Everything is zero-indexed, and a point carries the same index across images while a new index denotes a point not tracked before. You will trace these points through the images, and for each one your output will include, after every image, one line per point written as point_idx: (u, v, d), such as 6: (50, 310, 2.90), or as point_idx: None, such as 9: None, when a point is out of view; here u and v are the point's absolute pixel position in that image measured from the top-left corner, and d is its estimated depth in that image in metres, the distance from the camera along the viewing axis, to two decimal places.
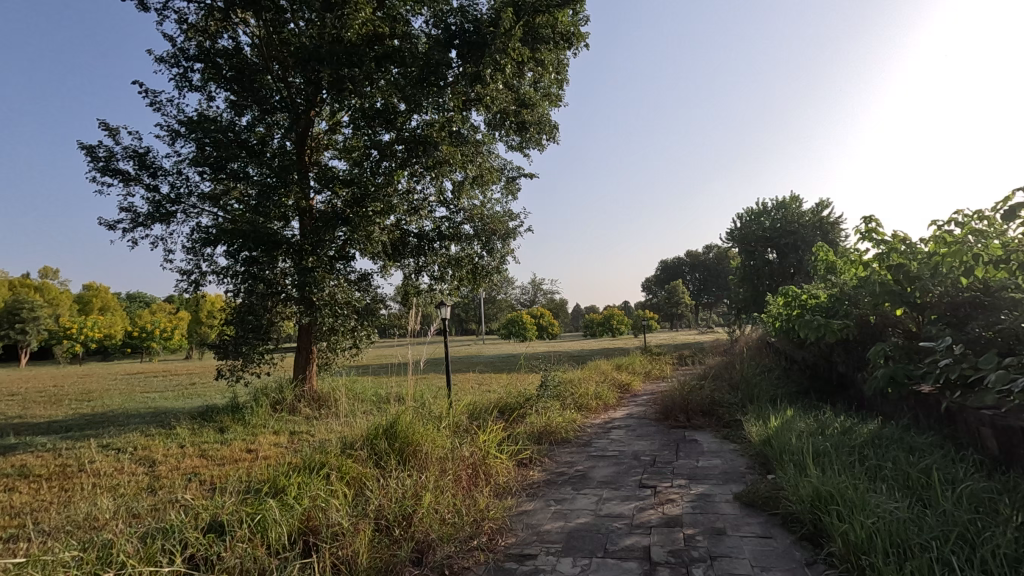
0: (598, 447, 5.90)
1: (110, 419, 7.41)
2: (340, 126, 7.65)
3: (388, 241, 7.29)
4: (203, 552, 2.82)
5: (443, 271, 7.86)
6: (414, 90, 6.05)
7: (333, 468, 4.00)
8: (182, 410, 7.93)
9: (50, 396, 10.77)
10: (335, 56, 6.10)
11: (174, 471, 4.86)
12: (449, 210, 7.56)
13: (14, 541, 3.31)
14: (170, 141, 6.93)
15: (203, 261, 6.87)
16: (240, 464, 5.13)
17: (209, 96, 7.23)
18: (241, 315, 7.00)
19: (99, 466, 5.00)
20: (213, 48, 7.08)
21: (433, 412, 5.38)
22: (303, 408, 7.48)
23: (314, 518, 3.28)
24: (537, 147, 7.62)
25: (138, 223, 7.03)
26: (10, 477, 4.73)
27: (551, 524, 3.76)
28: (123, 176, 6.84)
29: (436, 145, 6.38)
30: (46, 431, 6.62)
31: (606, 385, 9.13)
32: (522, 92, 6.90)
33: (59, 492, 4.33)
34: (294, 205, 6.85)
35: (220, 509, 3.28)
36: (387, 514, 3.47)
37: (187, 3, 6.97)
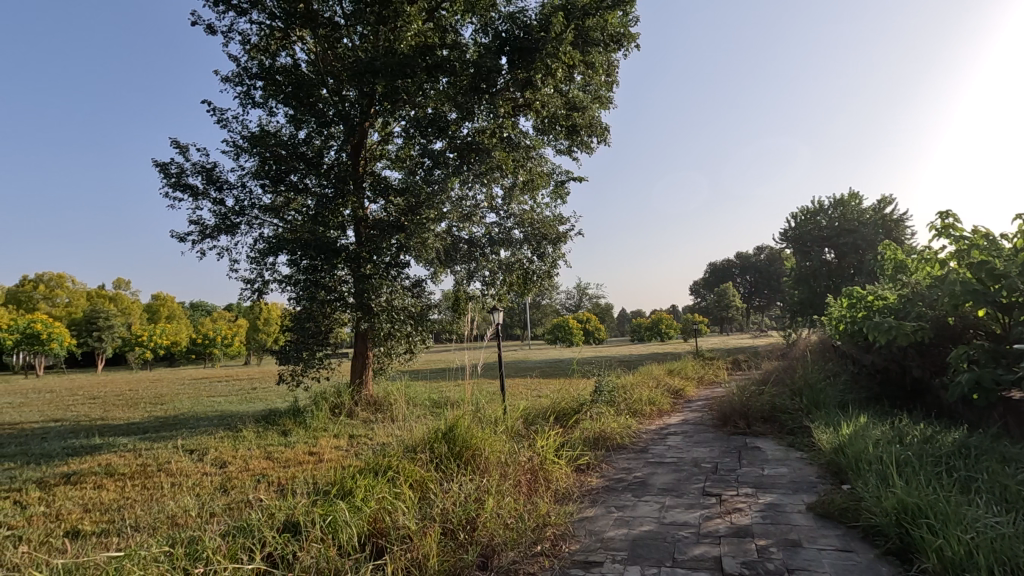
0: (655, 453, 5.78)
1: (181, 422, 7.80)
2: (393, 137, 7.86)
3: (441, 249, 7.18)
4: (279, 551, 2.91)
5: (495, 276, 7.78)
6: (466, 98, 6.26)
7: (397, 471, 4.06)
8: (246, 414, 8.27)
9: (129, 399, 11.47)
10: (390, 68, 6.16)
11: (244, 472, 5.07)
12: (499, 216, 7.63)
13: (107, 535, 3.51)
14: (234, 156, 7.27)
15: (266, 270, 7.15)
16: (305, 466, 5.30)
17: (270, 112, 7.54)
18: (301, 321, 7.27)
19: (176, 466, 5.27)
20: (274, 66, 7.39)
21: (490, 416, 5.42)
22: (360, 411, 7.66)
23: (381, 520, 3.34)
24: (587, 150, 7.60)
25: (206, 235, 7.39)
26: (98, 475, 5.04)
27: (614, 531, 3.70)
28: (192, 190, 7.21)
29: (490, 151, 6.58)
30: (125, 433, 7.03)
31: (659, 390, 8.96)
32: (572, 95, 6.89)
33: (143, 490, 4.58)
34: (351, 214, 7.02)
35: (293, 509, 3.38)
36: (452, 517, 3.48)
37: (249, 24, 7.31)
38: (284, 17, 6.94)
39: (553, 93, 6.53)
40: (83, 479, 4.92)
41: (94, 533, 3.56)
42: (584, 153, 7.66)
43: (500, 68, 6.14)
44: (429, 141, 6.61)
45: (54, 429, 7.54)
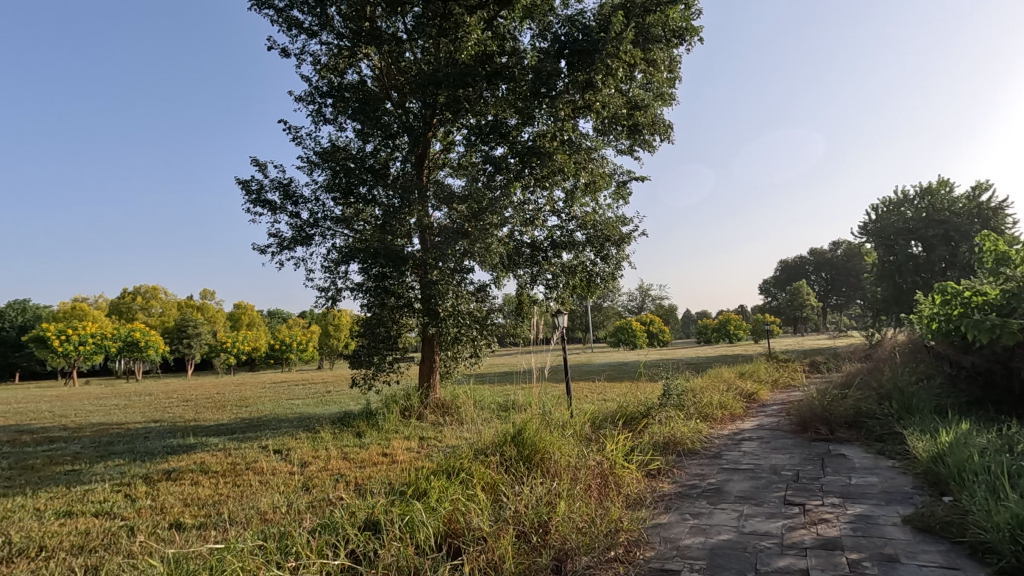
0: (729, 459, 5.55)
1: (264, 423, 8.29)
2: (454, 145, 8.05)
3: (506, 253, 7.30)
4: (361, 548, 3.01)
5: (558, 280, 7.85)
6: (527, 103, 6.43)
7: (470, 473, 4.13)
8: (323, 416, 8.66)
9: (217, 401, 12.29)
10: (451, 79, 6.37)
11: (323, 472, 5.30)
12: (562, 219, 7.63)
13: (205, 528, 3.79)
14: (308, 171, 7.66)
15: (338, 278, 7.48)
16: (380, 467, 5.49)
17: (340, 127, 7.90)
18: (371, 326, 7.55)
19: (262, 465, 5.60)
20: (342, 84, 7.74)
21: (558, 420, 5.40)
22: (429, 414, 7.86)
23: (455, 521, 3.40)
24: (649, 149, 7.47)
25: (284, 247, 7.82)
26: (194, 472, 5.44)
27: (691, 539, 3.59)
28: (271, 205, 7.66)
29: (551, 155, 6.52)
30: (215, 433, 7.55)
31: (731, 393, 8.62)
32: (633, 94, 6.79)
33: (233, 486, 4.90)
34: (416, 222, 7.04)
35: (372, 509, 3.51)
36: (525, 520, 3.49)
37: (319, 45, 7.69)
38: (351, 36, 7.27)
39: (614, 94, 6.49)
40: (182, 475, 5.33)
41: (194, 526, 3.84)
42: (647, 151, 7.53)
43: (560, 71, 6.12)
44: (490, 147, 6.77)
45: (155, 429, 8.20)
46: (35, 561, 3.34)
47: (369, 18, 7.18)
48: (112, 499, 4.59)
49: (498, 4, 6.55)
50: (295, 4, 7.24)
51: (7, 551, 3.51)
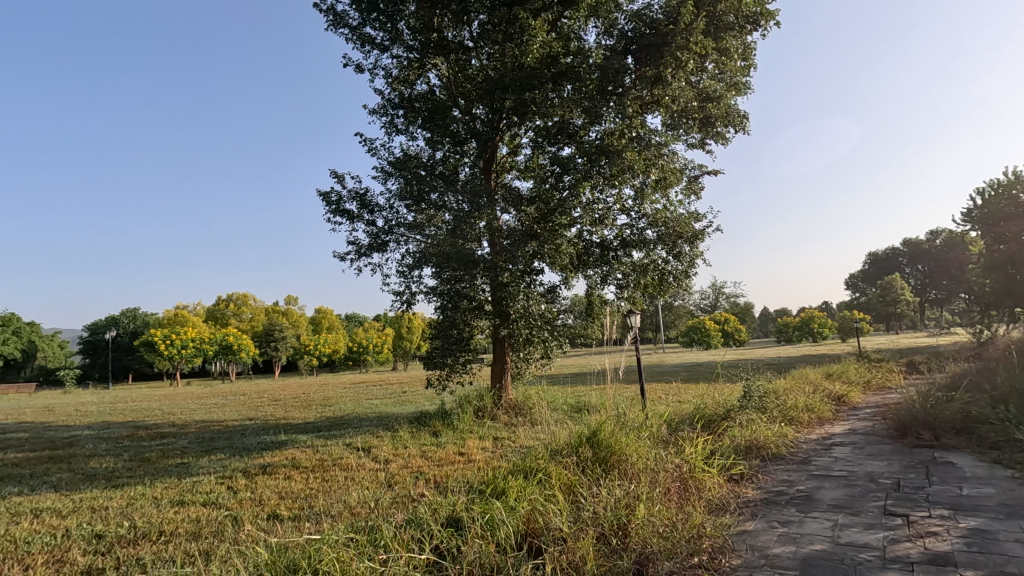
0: (819, 466, 5.23)
1: (347, 422, 8.72)
2: (521, 148, 8.13)
3: (575, 254, 7.39)
4: (444, 544, 3.09)
5: (629, 279, 7.75)
6: (593, 103, 6.30)
7: (547, 474, 4.15)
8: (400, 415, 8.99)
9: (304, 401, 13.05)
10: (518, 83, 6.41)
11: (404, 469, 5.49)
12: (631, 217, 7.50)
13: (300, 519, 4.04)
14: (382, 180, 8.00)
15: (413, 283, 7.75)
16: (457, 466, 5.62)
17: (411, 137, 8.20)
18: (444, 328, 7.79)
19: (347, 462, 5.90)
20: (412, 95, 8.05)
21: (633, 422, 5.31)
22: (502, 414, 7.97)
23: (534, 521, 3.42)
24: (723, 141, 7.19)
25: (361, 254, 8.19)
26: (287, 467, 5.82)
27: (780, 548, 3.42)
28: (349, 215, 8.05)
29: (620, 152, 6.28)
30: (303, 430, 8.03)
31: (818, 395, 8.14)
32: (704, 86, 6.58)
33: (322, 481, 5.20)
34: (486, 226, 7.19)
35: (454, 506, 3.60)
36: (603, 522, 3.46)
37: (391, 59, 8.00)
38: (420, 47, 7.55)
39: (684, 86, 6.28)
40: (276, 470, 5.71)
41: (289, 517, 4.10)
42: (720, 144, 7.25)
43: (628, 68, 6.07)
44: (558, 148, 6.84)
45: (250, 426, 8.83)
46: (156, 543, 3.70)
47: (437, 28, 7.34)
48: (216, 490, 5.00)
49: (561, 5, 6.63)
50: (368, 21, 7.57)
51: (132, 534, 3.91)
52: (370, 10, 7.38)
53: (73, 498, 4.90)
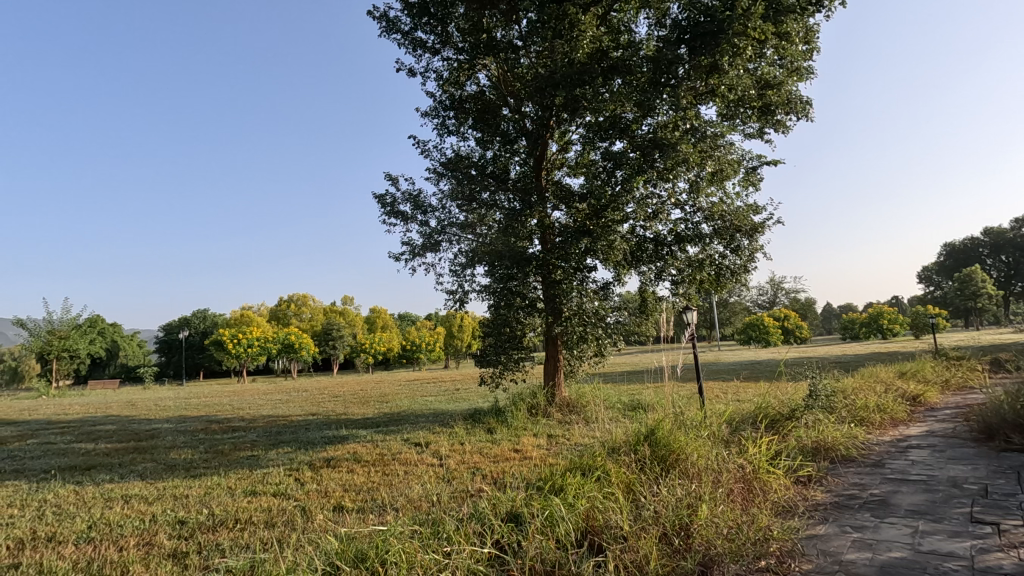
0: (895, 469, 4.93)
1: (404, 418, 8.94)
2: (571, 145, 8.08)
3: (628, 250, 7.34)
4: (505, 538, 3.13)
5: (684, 274, 7.57)
6: (646, 95, 6.08)
7: (605, 472, 4.11)
8: (455, 412, 9.15)
9: (363, 397, 13.49)
10: (569, 79, 6.35)
11: (461, 465, 5.58)
12: (686, 212, 7.32)
13: (364, 511, 4.18)
14: (435, 181, 8.14)
15: (466, 282, 7.86)
16: (512, 462, 5.67)
17: (462, 138, 8.31)
18: (497, 327, 7.88)
19: (407, 457, 6.06)
20: (462, 96, 8.16)
21: (693, 420, 5.18)
22: (555, 412, 7.96)
23: (594, 519, 3.39)
24: (783, 130, 6.93)
25: (415, 254, 8.36)
26: (349, 461, 6.03)
27: (855, 554, 3.25)
28: (403, 216, 8.24)
29: (674, 145, 6.12)
30: (363, 425, 8.30)
31: (891, 395, 7.69)
32: (763, 73, 6.34)
33: (383, 475, 5.37)
34: (538, 224, 7.21)
35: (512, 502, 3.62)
36: (665, 521, 3.40)
37: (441, 61, 8.14)
38: (471, 49, 7.65)
39: (742, 74, 6.06)
40: (339, 463, 5.93)
41: (353, 509, 4.25)
42: (780, 132, 6.98)
43: (682, 58, 5.86)
44: (610, 143, 6.77)
45: (314, 421, 9.21)
46: (232, 530, 3.91)
47: (486, 29, 7.35)
48: (285, 482, 5.24)
49: None
50: (419, 26, 7.74)
51: (211, 521, 4.15)
52: (421, 15, 7.58)
53: (157, 486, 5.26)
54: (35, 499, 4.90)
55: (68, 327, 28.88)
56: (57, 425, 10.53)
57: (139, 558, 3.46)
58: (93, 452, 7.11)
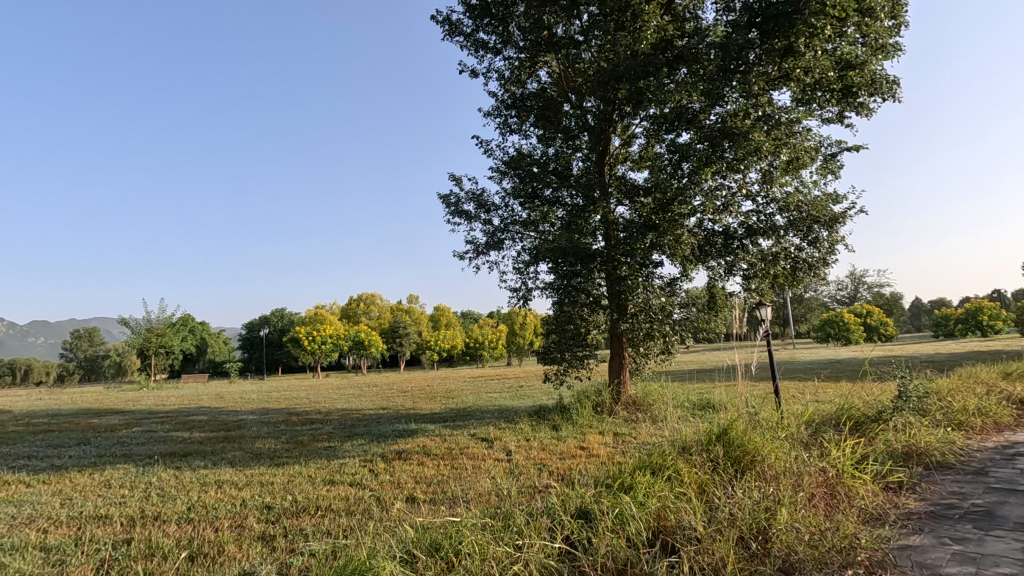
0: (1001, 478, 4.50)
1: (471, 413, 9.15)
2: (635, 138, 7.96)
3: (698, 244, 7.10)
4: (575, 535, 3.13)
5: (755, 269, 7.28)
6: (714, 84, 5.85)
7: (676, 472, 4.02)
8: (520, 409, 9.23)
9: (430, 393, 13.88)
10: (633, 71, 6.22)
11: (527, 461, 5.62)
12: (758, 203, 7.02)
13: (436, 503, 4.30)
14: (497, 180, 8.25)
15: (529, 279, 7.91)
16: (579, 459, 5.65)
17: (524, 136, 8.37)
18: (561, 323, 7.99)
19: (474, 451, 6.17)
20: (524, 95, 8.19)
21: (769, 421, 4.97)
22: (621, 410, 7.86)
23: (666, 519, 3.32)
24: (866, 113, 6.50)
25: (479, 252, 8.49)
26: (419, 454, 6.22)
27: (956, 568, 2.99)
28: (467, 215, 8.38)
29: (746, 134, 5.81)
30: (431, 420, 8.53)
31: (995, 398, 7.02)
32: (843, 53, 5.96)
33: (452, 469, 5.50)
34: (602, 219, 7.14)
35: (581, 498, 3.61)
36: (742, 524, 3.28)
37: (503, 61, 8.20)
38: (532, 47, 7.63)
39: (820, 55, 5.70)
40: (410, 456, 6.13)
41: (425, 500, 4.38)
42: (863, 115, 6.54)
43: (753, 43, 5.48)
44: (676, 135, 6.57)
45: (385, 415, 9.59)
46: (313, 517, 4.13)
47: (546, 26, 7.35)
48: (360, 472, 5.48)
49: None
50: (481, 27, 7.86)
51: (295, 507, 4.40)
52: (483, 16, 7.67)
53: (246, 473, 5.64)
54: (142, 481, 5.38)
55: (165, 324, 31.46)
56: (157, 415, 11.52)
57: (232, 539, 3.73)
58: (189, 440, 7.73)
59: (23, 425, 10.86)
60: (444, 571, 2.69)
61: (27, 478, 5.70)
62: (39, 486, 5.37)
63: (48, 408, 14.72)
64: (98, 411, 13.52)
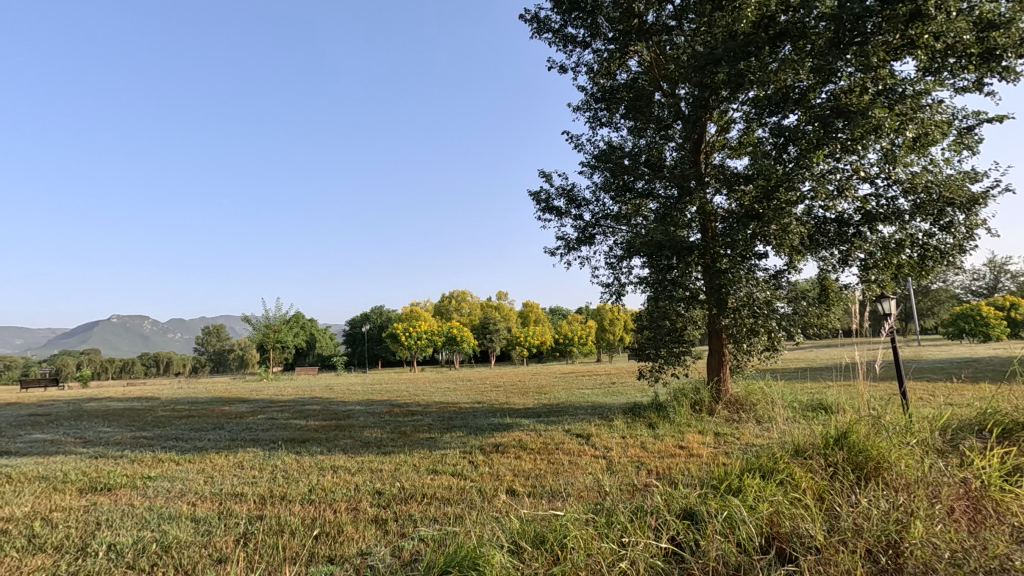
0: None
1: (564, 409, 9.16)
2: (733, 124, 7.59)
3: (806, 234, 6.65)
4: (681, 536, 3.04)
5: (875, 258, 6.68)
6: (826, 58, 5.46)
7: (789, 476, 3.79)
8: (614, 405, 9.11)
9: (524, 388, 14.08)
10: (732, 53, 5.85)
11: (625, 458, 5.55)
12: (877, 185, 6.42)
13: (535, 496, 4.37)
14: (588, 175, 8.20)
15: (622, 274, 7.78)
16: (679, 459, 5.49)
17: (616, 128, 8.28)
18: (656, 319, 7.84)
19: (569, 447, 6.19)
20: (615, 86, 8.13)
21: (896, 424, 4.53)
22: (722, 409, 7.53)
23: (781, 525, 3.13)
24: (1012, 77, 5.70)
25: (570, 248, 8.48)
26: (516, 447, 6.34)
27: None
28: (557, 211, 8.39)
29: (865, 111, 5.21)
30: (526, 415, 8.65)
31: None
32: (982, 11, 5.26)
33: (549, 463, 5.57)
34: (698, 211, 6.93)
35: (687, 499, 3.50)
36: (868, 536, 3.01)
37: (591, 53, 8.10)
38: (622, 37, 7.49)
39: (953, 17, 5.13)
40: (507, 449, 6.27)
41: (526, 493, 4.46)
42: (1008, 80, 5.75)
43: (873, 9, 4.91)
44: (781, 118, 6.08)
45: (480, 409, 9.88)
46: (420, 504, 4.35)
47: (637, 14, 7.21)
48: (461, 463, 5.68)
49: None
50: (569, 21, 7.77)
51: (402, 494, 4.65)
52: (570, 10, 7.59)
53: (357, 459, 6.06)
54: (270, 464, 5.95)
55: (281, 321, 34.43)
56: (279, 404, 12.66)
57: (349, 521, 4.01)
58: (306, 428, 8.42)
59: (171, 409, 12.41)
60: (551, 564, 2.73)
61: (177, 457, 6.50)
62: (187, 465, 6.10)
63: (189, 396, 16.70)
64: (228, 398, 15.13)
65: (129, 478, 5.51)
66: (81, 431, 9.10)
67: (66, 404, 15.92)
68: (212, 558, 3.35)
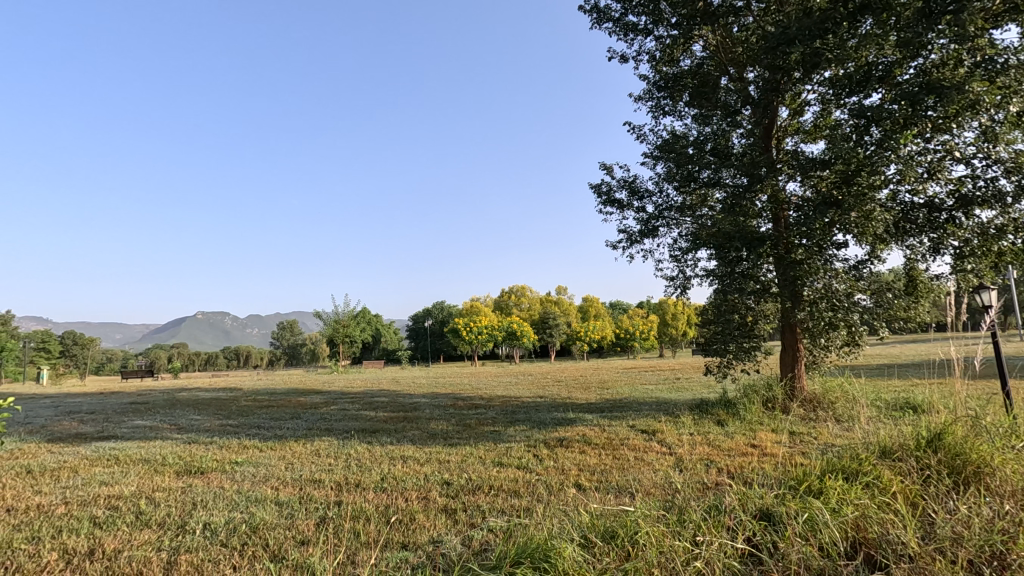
0: None
1: (628, 405, 9.02)
2: (807, 106, 7.20)
3: (890, 220, 6.21)
4: (759, 537, 2.93)
5: (970, 246, 6.13)
6: (913, 31, 5.06)
7: (876, 479, 3.57)
8: (680, 402, 8.87)
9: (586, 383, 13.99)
10: (807, 31, 5.53)
11: (695, 456, 5.41)
12: (974, 166, 5.89)
13: (602, 491, 4.35)
14: (651, 165, 8.02)
15: (687, 267, 7.56)
16: (752, 458, 5.29)
17: (679, 116, 8.06)
18: (724, 313, 7.58)
19: (635, 443, 6.10)
20: (679, 73, 7.91)
21: (999, 425, 4.15)
22: (797, 407, 7.18)
23: (868, 530, 2.95)
24: None
25: (632, 241, 8.33)
26: (580, 442, 6.32)
27: None
28: (619, 204, 8.26)
29: (960, 86, 4.76)
30: (589, 410, 8.60)
31: None
32: None
33: (615, 459, 5.51)
34: (769, 199, 6.62)
35: (763, 499, 3.37)
36: (969, 545, 2.78)
37: (653, 41, 7.91)
38: (686, 22, 7.26)
39: None
40: (572, 444, 6.25)
41: (592, 487, 4.44)
42: None
43: None
44: (862, 97, 5.76)
45: (542, 403, 9.90)
46: (488, 495, 4.43)
47: None
48: (526, 456, 5.72)
49: None
50: (630, 9, 7.62)
51: (470, 485, 4.74)
52: None
53: (425, 450, 6.22)
54: (344, 453, 6.23)
55: (349, 316, 35.78)
56: (350, 396, 13.20)
57: (420, 509, 4.14)
58: (376, 419, 8.74)
59: (253, 399, 13.21)
60: (622, 559, 2.70)
61: (260, 444, 6.93)
62: (269, 451, 6.50)
63: (267, 387, 17.71)
64: (303, 390, 15.90)
65: (219, 463, 5.93)
66: (175, 418, 9.86)
67: (162, 393, 17.31)
68: (295, 540, 3.56)
